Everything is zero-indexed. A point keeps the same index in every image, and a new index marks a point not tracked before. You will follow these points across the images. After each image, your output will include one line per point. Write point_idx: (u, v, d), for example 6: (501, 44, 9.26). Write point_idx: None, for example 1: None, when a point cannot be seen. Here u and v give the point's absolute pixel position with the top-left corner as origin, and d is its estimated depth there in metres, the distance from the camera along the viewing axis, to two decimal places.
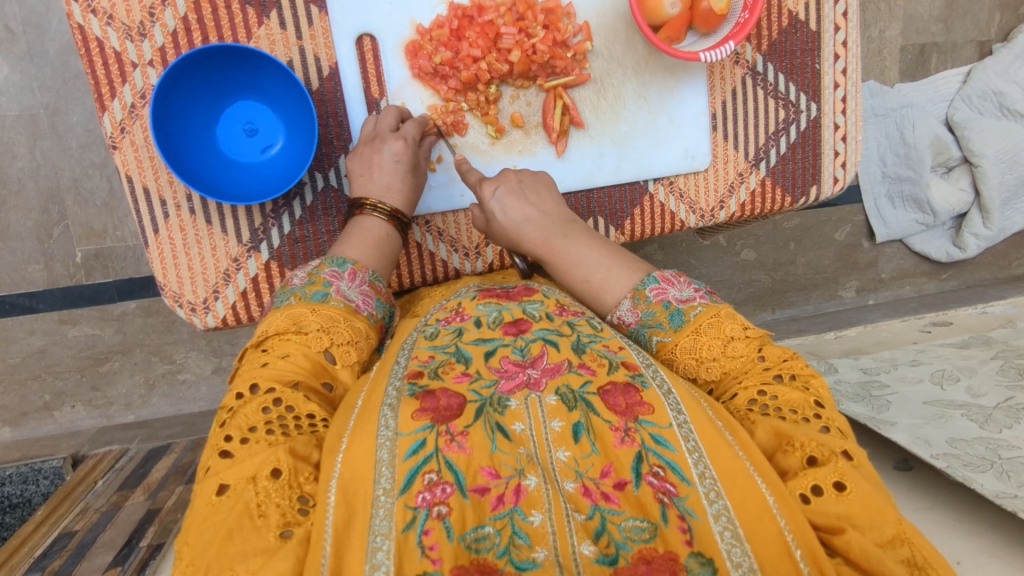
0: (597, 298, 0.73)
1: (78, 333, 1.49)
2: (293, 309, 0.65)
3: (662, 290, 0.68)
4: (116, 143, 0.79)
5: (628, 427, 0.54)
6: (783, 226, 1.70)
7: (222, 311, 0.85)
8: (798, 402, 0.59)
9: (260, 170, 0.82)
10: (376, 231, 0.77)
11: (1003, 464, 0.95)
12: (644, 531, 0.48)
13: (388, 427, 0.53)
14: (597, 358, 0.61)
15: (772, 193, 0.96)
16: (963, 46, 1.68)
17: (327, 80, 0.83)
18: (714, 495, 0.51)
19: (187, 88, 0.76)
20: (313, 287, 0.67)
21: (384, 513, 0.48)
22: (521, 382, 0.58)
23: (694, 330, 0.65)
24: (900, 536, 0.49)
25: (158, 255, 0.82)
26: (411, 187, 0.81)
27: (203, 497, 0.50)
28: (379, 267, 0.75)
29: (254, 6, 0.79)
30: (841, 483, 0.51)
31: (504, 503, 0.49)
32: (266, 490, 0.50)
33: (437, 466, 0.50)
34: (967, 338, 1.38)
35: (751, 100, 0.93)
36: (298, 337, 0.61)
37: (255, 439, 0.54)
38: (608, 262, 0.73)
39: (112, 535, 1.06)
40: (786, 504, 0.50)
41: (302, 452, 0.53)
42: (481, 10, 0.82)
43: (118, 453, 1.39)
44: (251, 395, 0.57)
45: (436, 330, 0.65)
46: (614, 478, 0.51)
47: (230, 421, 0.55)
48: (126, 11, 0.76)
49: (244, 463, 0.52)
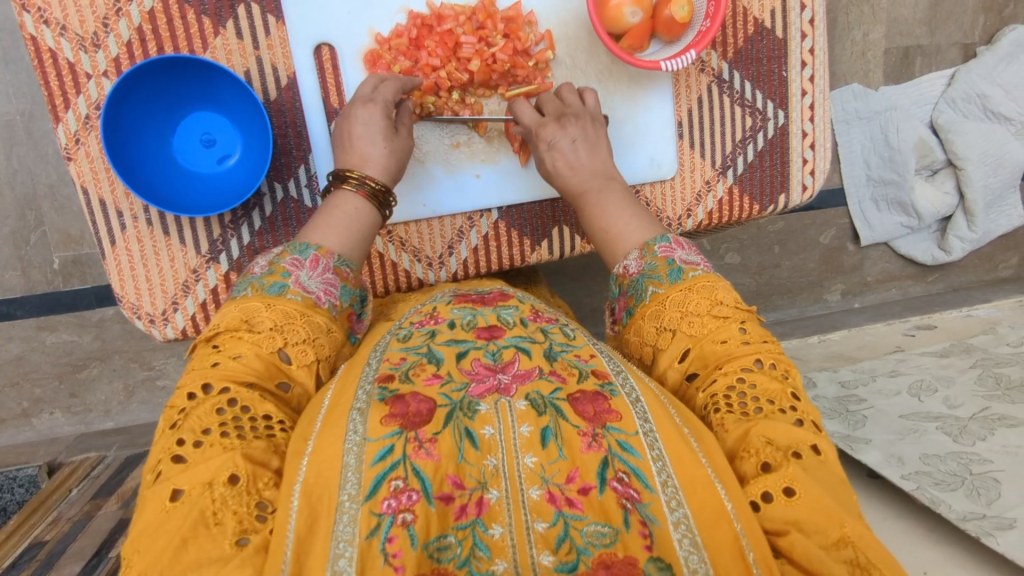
0: (613, 247, 0.76)
1: (56, 339, 1.48)
2: (248, 302, 0.62)
3: (670, 248, 0.70)
4: (71, 154, 0.78)
5: (596, 433, 0.54)
6: (768, 229, 1.70)
7: (181, 322, 0.84)
8: (776, 393, 0.59)
9: (218, 181, 0.82)
10: (346, 207, 0.72)
11: (974, 480, 0.96)
12: (605, 536, 0.48)
13: (357, 432, 0.52)
14: (568, 366, 0.60)
15: (739, 202, 0.96)
16: (947, 49, 1.67)
17: (285, 90, 0.81)
18: (676, 503, 0.51)
19: (142, 97, 0.75)
20: (271, 277, 0.64)
21: (349, 520, 0.47)
22: (492, 386, 0.58)
23: (688, 288, 0.67)
24: (844, 539, 0.48)
25: (115, 266, 0.81)
26: (392, 152, 0.77)
27: (155, 504, 0.49)
28: (348, 250, 0.71)
29: (210, 16, 0.78)
30: (790, 488, 0.50)
31: (467, 513, 0.49)
32: (223, 497, 0.49)
33: (405, 473, 0.50)
34: (948, 346, 1.37)
35: (717, 108, 0.93)
36: (250, 337, 0.59)
37: (210, 442, 0.52)
38: (633, 213, 0.76)
39: (83, 544, 1.06)
40: (742, 512, 0.49)
41: (260, 458, 0.52)
42: (440, 18, 0.81)
43: (94, 461, 1.39)
44: (205, 396, 0.55)
45: (410, 332, 0.66)
46: (579, 483, 0.51)
47: (182, 423, 0.53)
48: (79, 21, 0.75)
49: (198, 468, 0.50)
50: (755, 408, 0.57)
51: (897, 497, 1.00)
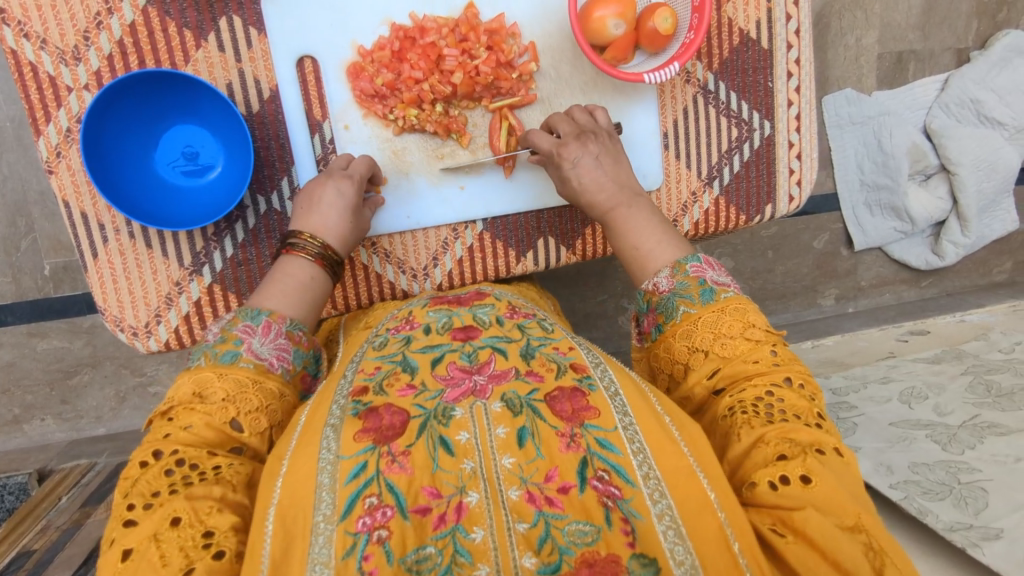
0: (642, 265, 0.74)
1: (47, 345, 1.48)
2: (201, 372, 0.61)
3: (702, 268, 0.70)
4: (53, 167, 0.78)
5: (574, 433, 0.54)
6: (760, 235, 1.70)
7: (164, 334, 0.84)
8: (803, 408, 0.58)
9: (200, 194, 0.81)
10: (301, 275, 0.73)
11: (962, 490, 0.95)
12: (587, 535, 0.48)
13: (330, 449, 0.53)
14: (545, 363, 0.60)
15: (726, 212, 0.96)
16: (940, 54, 1.66)
17: (268, 103, 0.81)
18: (658, 495, 0.52)
19: (122, 110, 0.75)
20: (224, 346, 0.63)
21: (324, 541, 0.48)
22: (468, 388, 0.58)
23: (721, 309, 0.67)
24: (859, 525, 0.50)
25: (98, 279, 0.81)
26: (351, 227, 0.78)
27: (107, 567, 0.48)
28: (301, 315, 0.71)
29: (191, 29, 0.78)
30: (807, 476, 0.52)
31: (445, 522, 0.49)
32: (170, 540, 0.49)
33: (379, 489, 0.50)
34: (940, 352, 1.36)
35: (703, 119, 0.92)
36: (201, 408, 0.58)
37: (158, 501, 0.52)
38: (664, 232, 0.75)
39: (70, 554, 1.06)
40: (726, 500, 0.51)
41: (200, 492, 0.52)
42: (422, 31, 0.81)
43: (85, 468, 1.38)
44: (154, 461, 0.55)
45: (385, 340, 0.66)
46: (558, 482, 0.51)
47: (132, 489, 0.53)
48: (60, 34, 0.75)
49: (145, 522, 0.50)
50: (782, 417, 0.57)
51: (885, 507, 1.00)
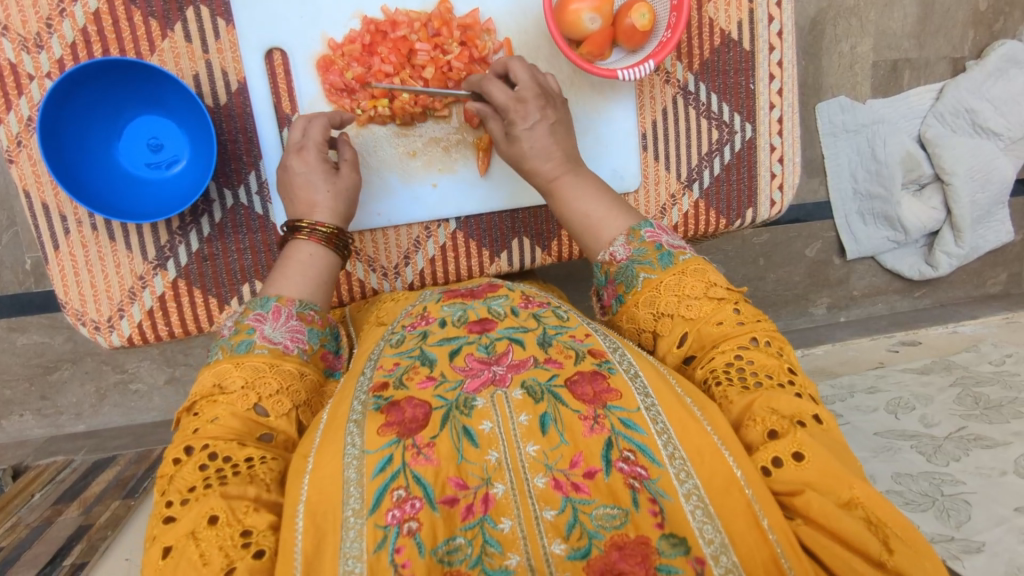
0: (595, 234, 0.73)
1: (27, 340, 1.43)
2: (218, 365, 0.59)
3: (657, 233, 0.68)
4: (13, 156, 0.77)
5: (598, 415, 0.52)
6: (752, 241, 1.67)
7: (127, 329, 0.83)
8: (774, 367, 0.57)
9: (164, 187, 0.80)
10: (300, 256, 0.71)
11: (944, 501, 0.94)
12: (615, 518, 0.47)
13: (354, 445, 0.50)
14: (563, 350, 0.58)
15: (705, 215, 0.94)
16: (936, 63, 1.64)
17: (236, 95, 0.80)
18: (685, 474, 0.49)
19: (83, 101, 0.74)
20: (237, 337, 0.61)
21: (355, 535, 0.46)
22: (488, 379, 0.55)
23: (681, 272, 0.65)
24: (854, 500, 0.48)
25: (59, 272, 0.80)
26: (344, 194, 0.76)
27: (148, 566, 0.46)
28: (315, 295, 0.69)
29: (157, 18, 0.77)
30: (799, 453, 0.49)
31: (473, 513, 0.47)
32: (208, 538, 0.46)
33: (407, 481, 0.48)
34: (929, 362, 1.35)
35: (683, 120, 0.91)
36: (222, 398, 0.56)
37: (193, 496, 0.49)
38: (611, 204, 0.74)
39: (36, 551, 1.01)
40: (751, 476, 0.49)
41: (235, 492, 0.49)
42: (394, 25, 0.80)
43: (61, 465, 1.35)
44: (187, 458, 0.52)
45: (402, 336, 0.63)
46: (584, 467, 0.49)
47: (168, 487, 0.51)
48: (21, 21, 0.74)
49: (184, 520, 0.47)
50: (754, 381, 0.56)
51: None
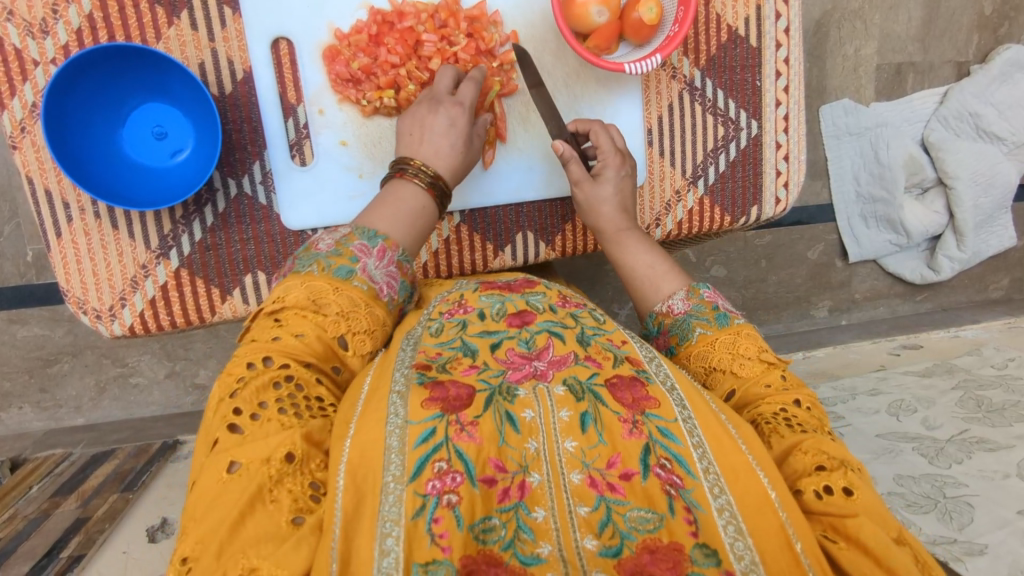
0: (653, 287, 0.74)
1: (27, 333, 1.43)
2: (315, 282, 0.59)
3: (715, 294, 0.70)
4: (16, 142, 0.77)
5: (637, 420, 0.52)
6: (755, 243, 1.67)
7: (128, 319, 0.83)
8: (818, 421, 0.57)
9: (166, 175, 0.80)
10: (410, 199, 0.71)
11: (946, 503, 0.93)
12: (649, 522, 0.46)
13: (399, 414, 0.49)
14: (602, 351, 0.58)
15: (710, 212, 0.94)
16: (940, 67, 1.64)
17: (241, 84, 0.80)
18: (718, 490, 0.49)
19: (88, 87, 0.74)
20: (339, 260, 0.61)
21: (394, 500, 0.45)
22: (529, 373, 0.55)
23: (736, 333, 0.66)
24: (902, 538, 0.48)
25: (61, 260, 0.80)
26: (461, 157, 0.77)
27: (212, 475, 0.46)
28: (409, 244, 0.69)
29: (163, 6, 0.77)
30: (850, 488, 0.50)
31: (510, 496, 0.47)
32: (280, 473, 0.46)
33: (448, 455, 0.47)
34: (931, 365, 1.34)
35: (688, 116, 0.91)
36: (315, 317, 0.57)
37: (267, 417, 0.49)
38: (670, 263, 0.76)
39: (33, 544, 0.98)
40: (786, 501, 0.48)
41: (315, 437, 0.50)
42: (401, 15, 0.80)
43: (59, 458, 1.33)
44: (263, 368, 0.53)
45: (440, 325, 0.62)
46: (620, 469, 0.49)
47: (239, 392, 0.51)
48: (27, 6, 0.74)
49: (259, 442, 0.47)
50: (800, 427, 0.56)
51: None
